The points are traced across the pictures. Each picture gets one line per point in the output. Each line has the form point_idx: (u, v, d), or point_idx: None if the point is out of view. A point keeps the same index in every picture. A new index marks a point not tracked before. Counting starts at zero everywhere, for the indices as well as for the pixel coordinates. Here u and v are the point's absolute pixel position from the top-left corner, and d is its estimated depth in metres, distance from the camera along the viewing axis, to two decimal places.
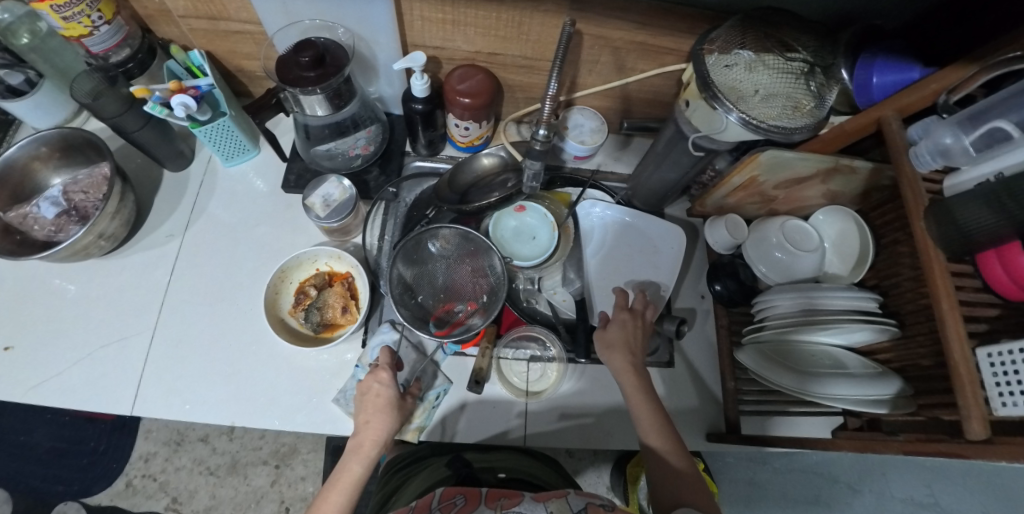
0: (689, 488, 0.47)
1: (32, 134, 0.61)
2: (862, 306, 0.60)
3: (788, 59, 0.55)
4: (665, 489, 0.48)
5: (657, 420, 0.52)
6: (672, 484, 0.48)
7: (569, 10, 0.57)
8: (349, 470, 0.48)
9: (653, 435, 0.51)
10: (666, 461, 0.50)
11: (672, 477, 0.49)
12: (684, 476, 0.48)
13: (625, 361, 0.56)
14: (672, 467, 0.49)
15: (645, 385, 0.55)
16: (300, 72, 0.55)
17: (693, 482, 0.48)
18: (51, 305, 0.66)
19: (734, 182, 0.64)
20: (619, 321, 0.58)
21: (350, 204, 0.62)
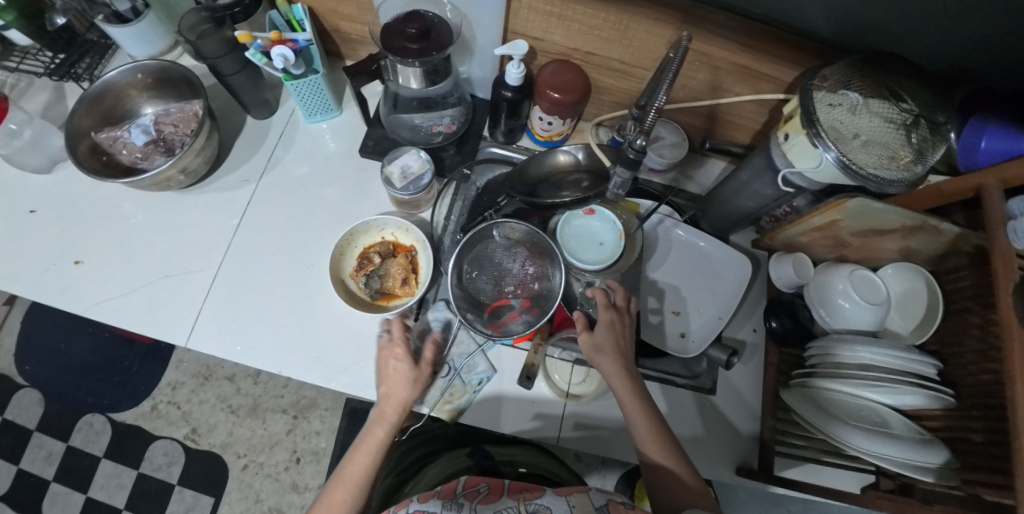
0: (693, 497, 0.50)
1: (134, 61, 0.63)
2: (921, 371, 0.58)
3: (892, 107, 0.53)
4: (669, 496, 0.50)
5: (653, 430, 0.53)
6: (672, 493, 0.50)
7: (679, 22, 0.56)
8: (372, 435, 0.52)
9: (654, 450, 0.52)
10: (673, 472, 0.51)
11: (676, 485, 0.51)
12: (689, 485, 0.50)
13: (615, 365, 0.55)
14: (680, 479, 0.51)
15: (637, 389, 0.55)
16: (406, 43, 0.55)
17: (695, 490, 0.50)
18: (124, 228, 0.69)
19: (813, 222, 0.62)
20: (603, 321, 0.57)
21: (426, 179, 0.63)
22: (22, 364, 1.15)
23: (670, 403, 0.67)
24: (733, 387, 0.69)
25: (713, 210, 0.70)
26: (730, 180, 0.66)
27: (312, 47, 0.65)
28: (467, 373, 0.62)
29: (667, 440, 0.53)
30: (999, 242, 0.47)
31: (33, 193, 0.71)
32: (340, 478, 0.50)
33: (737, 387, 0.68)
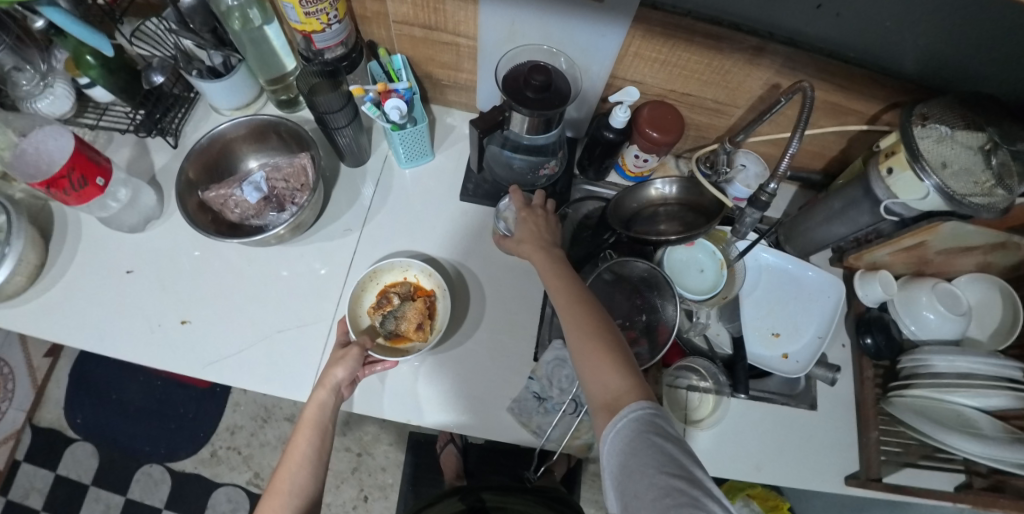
0: (613, 374, 0.46)
1: (249, 116, 0.66)
2: (1008, 374, 0.62)
3: (977, 135, 0.57)
4: (592, 374, 0.47)
5: (567, 291, 0.54)
6: (590, 365, 0.47)
7: (781, 68, 0.60)
8: (316, 399, 0.55)
9: (573, 324, 0.51)
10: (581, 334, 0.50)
11: (595, 354, 0.47)
12: (609, 356, 0.47)
13: (534, 247, 0.60)
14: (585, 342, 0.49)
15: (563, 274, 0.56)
16: (529, 93, 0.57)
17: (612, 357, 0.47)
18: (229, 283, 0.69)
19: (903, 244, 0.67)
20: (523, 217, 0.63)
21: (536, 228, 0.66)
22: (73, 417, 1.12)
23: (777, 422, 0.70)
24: (833, 401, 0.72)
25: (799, 234, 0.75)
26: (820, 206, 0.71)
27: (414, 95, 0.67)
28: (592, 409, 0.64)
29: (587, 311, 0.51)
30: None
31: (129, 252, 0.71)
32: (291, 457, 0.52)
33: (835, 400, 0.72)
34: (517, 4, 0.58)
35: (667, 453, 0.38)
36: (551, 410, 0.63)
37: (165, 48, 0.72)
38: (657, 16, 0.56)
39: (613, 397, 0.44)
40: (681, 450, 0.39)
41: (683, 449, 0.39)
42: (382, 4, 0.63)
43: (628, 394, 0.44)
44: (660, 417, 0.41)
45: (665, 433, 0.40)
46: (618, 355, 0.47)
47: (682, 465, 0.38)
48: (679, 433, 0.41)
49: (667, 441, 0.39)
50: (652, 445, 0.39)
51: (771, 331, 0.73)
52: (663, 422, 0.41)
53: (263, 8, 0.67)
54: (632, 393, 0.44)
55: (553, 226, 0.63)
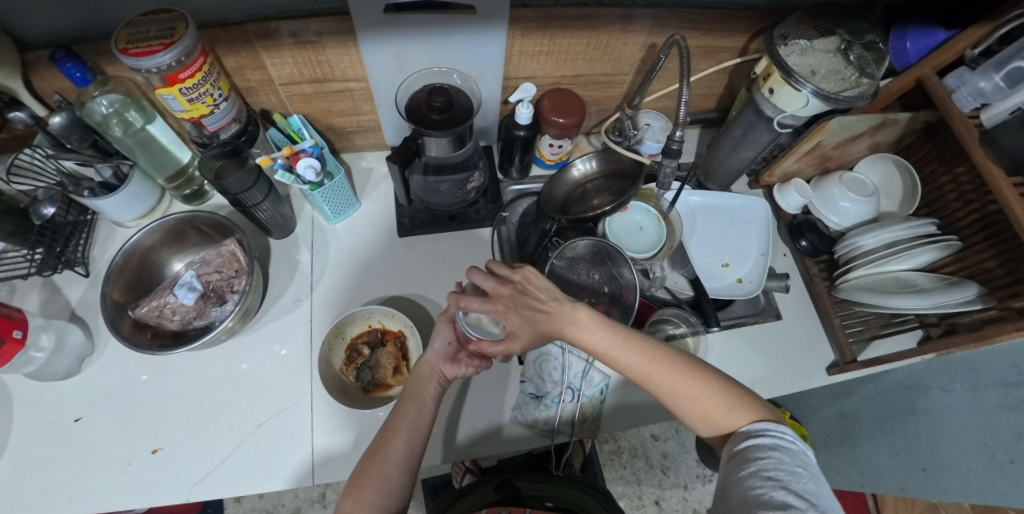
0: (727, 415, 0.45)
1: (161, 219, 0.64)
2: (925, 230, 0.71)
3: (830, 39, 0.66)
4: (702, 420, 0.46)
5: (626, 351, 0.49)
6: (697, 416, 0.46)
7: (650, 28, 0.65)
8: (389, 449, 0.52)
9: (658, 383, 0.48)
10: (676, 396, 0.47)
11: (700, 405, 0.46)
12: (715, 398, 0.46)
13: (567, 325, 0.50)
14: (683, 400, 0.47)
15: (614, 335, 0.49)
16: (435, 116, 0.58)
17: (713, 396, 0.46)
18: (191, 394, 0.65)
19: (804, 150, 0.74)
20: (512, 312, 0.52)
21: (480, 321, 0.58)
22: None
23: (755, 343, 0.74)
24: (794, 306, 0.78)
25: (715, 169, 0.81)
26: (724, 139, 0.77)
27: (324, 150, 0.67)
28: (589, 387, 0.66)
29: (664, 367, 0.48)
30: (959, 112, 0.64)
31: (74, 398, 0.66)
32: (397, 431, 0.53)
33: (795, 305, 0.78)
34: (398, 37, 0.60)
35: (794, 480, 0.38)
36: (552, 404, 0.64)
37: (49, 176, 0.68)
38: (529, 12, 0.60)
39: (734, 442, 0.43)
40: (812, 489, 0.38)
41: (819, 488, 0.38)
42: (265, 71, 0.63)
43: (751, 427, 0.43)
44: (798, 453, 0.40)
45: (795, 466, 0.39)
46: (715, 387, 0.47)
47: (814, 498, 0.37)
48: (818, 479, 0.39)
49: (800, 472, 0.39)
50: (783, 470, 0.39)
51: (721, 262, 0.77)
52: (798, 459, 0.40)
53: (141, 108, 0.66)
54: (752, 432, 0.43)
55: (546, 286, 0.51)
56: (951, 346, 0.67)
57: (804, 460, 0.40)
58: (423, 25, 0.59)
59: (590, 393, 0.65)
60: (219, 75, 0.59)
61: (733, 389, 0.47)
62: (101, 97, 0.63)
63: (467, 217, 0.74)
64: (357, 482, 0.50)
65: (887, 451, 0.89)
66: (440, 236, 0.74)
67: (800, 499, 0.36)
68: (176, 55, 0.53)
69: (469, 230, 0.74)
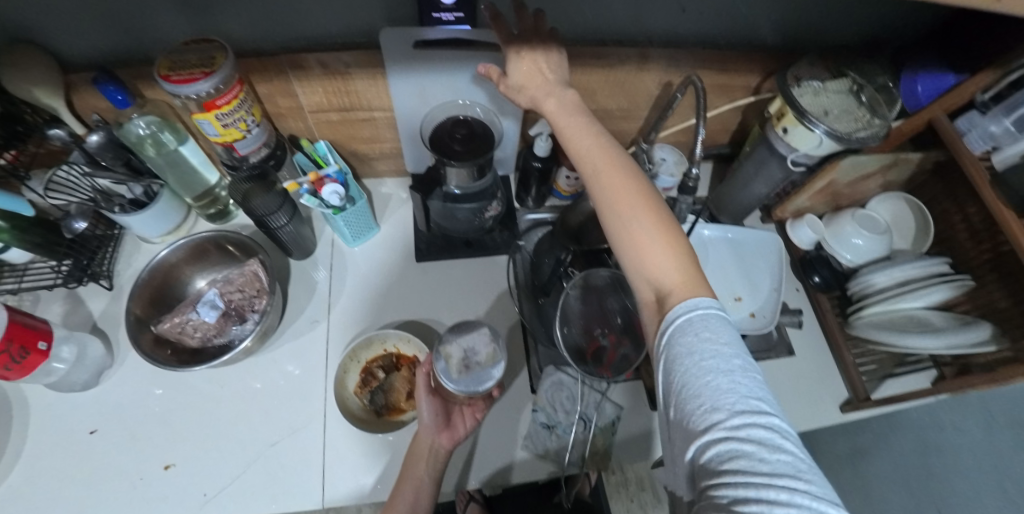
0: (678, 277, 0.42)
1: (187, 238, 0.66)
2: (939, 269, 0.71)
3: (842, 81, 0.69)
4: (648, 268, 0.43)
5: (598, 153, 0.48)
6: (638, 257, 0.43)
7: (666, 66, 0.68)
8: None
9: (603, 190, 0.46)
10: (620, 218, 0.45)
11: (642, 237, 0.43)
12: (676, 254, 0.43)
13: (561, 108, 0.51)
14: (624, 226, 0.44)
15: (603, 145, 0.49)
16: (457, 147, 0.60)
17: (663, 236, 0.43)
18: (206, 411, 0.66)
19: (816, 187, 0.75)
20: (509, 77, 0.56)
21: (488, 377, 0.53)
22: None
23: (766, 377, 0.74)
24: (806, 341, 0.78)
25: (728, 204, 0.82)
26: (737, 174, 0.78)
27: (347, 176, 0.69)
28: (600, 418, 0.66)
29: (638, 201, 0.45)
30: (968, 153, 0.65)
31: (89, 411, 0.66)
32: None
33: (807, 340, 0.78)
34: (424, 69, 0.62)
35: (700, 386, 0.35)
36: (564, 434, 0.64)
37: (82, 192, 0.68)
38: None
39: (669, 308, 0.40)
40: (739, 383, 0.34)
41: (738, 360, 0.36)
42: (295, 98, 0.66)
43: (696, 300, 0.40)
44: (700, 335, 0.37)
45: (695, 361, 0.36)
46: (678, 247, 0.43)
47: (739, 381, 0.34)
48: (732, 342, 0.37)
49: (708, 362, 0.35)
50: (695, 383, 0.35)
51: (732, 296, 0.77)
52: (701, 339, 0.37)
53: (175, 129, 0.68)
54: (668, 320, 0.40)
55: (558, 75, 0.54)
56: (967, 385, 0.66)
57: (704, 325, 0.38)
58: (449, 59, 0.62)
59: (599, 424, 0.65)
60: (252, 102, 0.62)
61: (696, 265, 0.43)
62: (138, 119, 0.66)
63: (483, 244, 0.76)
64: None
65: None
66: (456, 262, 0.75)
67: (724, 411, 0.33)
68: (214, 83, 0.56)
69: (484, 257, 0.76)
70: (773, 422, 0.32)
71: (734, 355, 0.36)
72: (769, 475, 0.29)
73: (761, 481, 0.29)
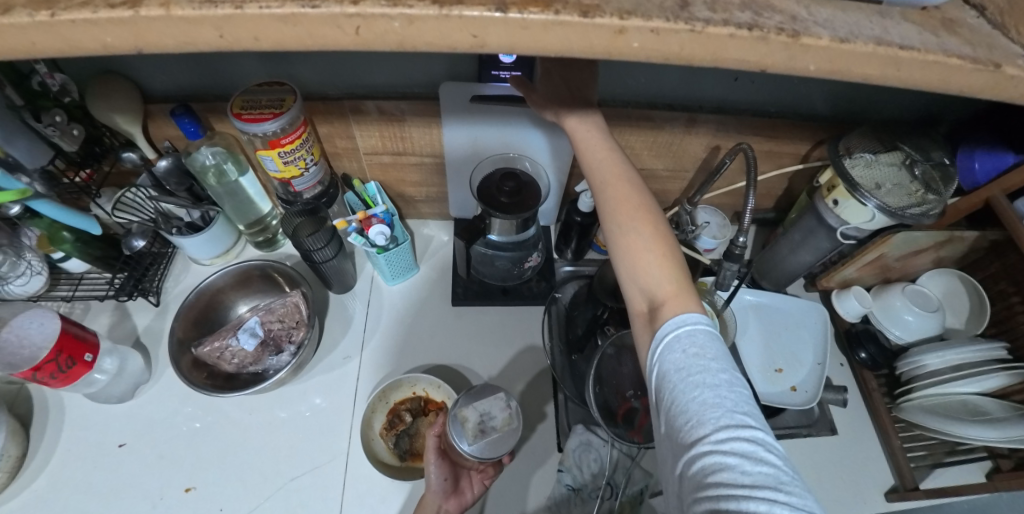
0: (669, 289, 0.43)
1: (235, 264, 0.68)
2: (995, 355, 0.67)
3: (895, 153, 0.67)
4: (640, 277, 0.45)
5: (609, 167, 0.50)
6: (634, 268, 0.45)
7: (715, 132, 0.68)
8: None
9: (608, 202, 0.48)
10: (621, 230, 0.47)
11: (640, 248, 0.45)
12: (667, 266, 0.44)
13: (580, 122, 0.52)
14: (624, 239, 0.47)
15: (614, 159, 0.50)
16: (503, 198, 0.61)
17: (661, 252, 0.45)
18: (233, 438, 0.66)
19: (865, 259, 0.73)
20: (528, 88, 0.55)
21: (505, 443, 0.51)
22: None
23: (805, 456, 0.70)
24: (850, 419, 0.74)
25: (771, 270, 0.80)
26: (781, 241, 0.77)
27: (393, 217, 0.71)
28: (629, 486, 0.63)
29: (641, 217, 0.47)
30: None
31: (121, 425, 0.68)
32: None
33: (851, 418, 0.74)
34: (478, 121, 0.65)
35: (687, 400, 0.35)
36: (589, 499, 0.62)
37: (145, 212, 0.72)
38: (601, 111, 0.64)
39: (661, 319, 0.41)
40: (724, 398, 0.34)
41: (724, 375, 0.36)
42: (352, 140, 0.69)
43: (685, 316, 0.40)
44: (689, 350, 0.38)
45: (682, 375, 0.36)
46: (671, 262, 0.45)
47: (725, 396, 0.34)
48: (719, 358, 0.37)
49: (694, 377, 0.36)
50: (681, 398, 0.36)
51: (773, 367, 0.74)
52: (689, 354, 0.38)
53: (237, 161, 0.72)
54: (658, 334, 0.41)
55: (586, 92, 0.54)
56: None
57: (691, 340, 0.38)
58: (503, 113, 0.64)
59: (627, 493, 0.62)
60: (313, 142, 0.65)
61: (689, 280, 0.44)
62: (206, 149, 0.70)
63: (518, 293, 0.76)
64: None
65: None
66: (490, 309, 0.75)
67: (707, 424, 0.33)
68: (281, 123, 0.59)
69: (518, 306, 0.76)
70: (757, 435, 0.32)
71: (720, 369, 0.36)
72: (751, 487, 0.29)
73: (741, 493, 0.29)
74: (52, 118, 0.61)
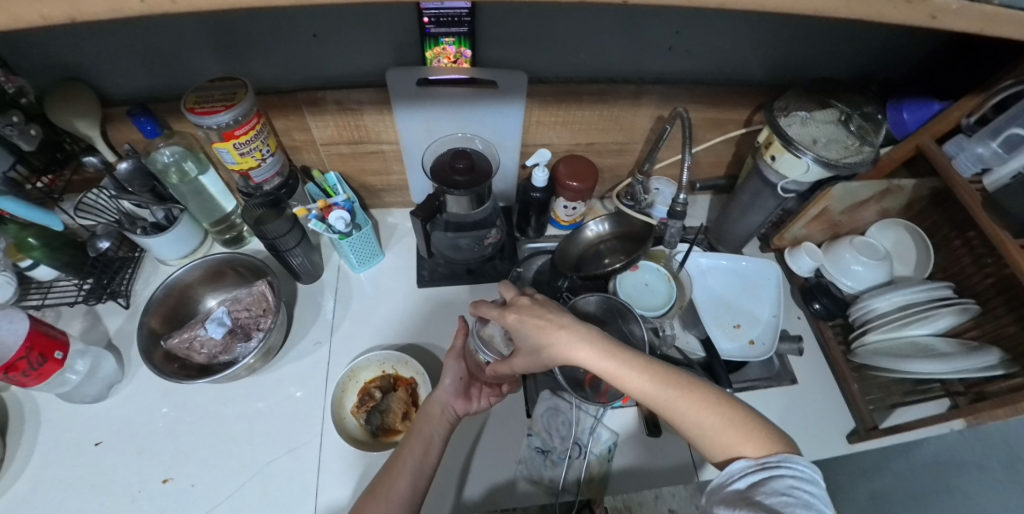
0: (738, 434, 0.47)
1: (200, 260, 0.69)
2: (939, 295, 0.71)
3: (830, 111, 0.71)
4: (710, 434, 0.48)
5: (642, 376, 0.50)
6: (703, 430, 0.48)
7: (658, 101, 0.71)
8: None
9: (644, 383, 0.50)
10: (676, 403, 0.49)
11: (698, 415, 0.48)
12: (713, 406, 0.49)
13: (593, 351, 0.50)
14: (687, 409, 0.49)
15: (642, 365, 0.50)
16: (458, 177, 0.64)
17: (712, 406, 0.49)
18: (209, 429, 0.67)
19: (810, 215, 0.76)
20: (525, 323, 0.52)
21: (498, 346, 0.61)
22: None
23: (768, 406, 0.73)
24: (810, 370, 0.77)
25: (725, 233, 0.84)
26: (732, 205, 0.81)
27: (354, 205, 0.73)
28: (595, 446, 0.66)
29: (665, 378, 0.50)
30: (958, 176, 0.66)
31: (98, 424, 0.68)
32: (397, 471, 0.54)
33: (811, 369, 0.77)
34: (428, 106, 0.68)
35: (778, 498, 0.41)
36: (559, 461, 0.64)
37: (109, 214, 0.75)
38: (546, 88, 0.67)
39: (750, 466, 0.45)
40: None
41: (813, 490, 0.42)
42: (309, 132, 0.71)
43: (778, 467, 0.43)
44: (787, 464, 0.43)
45: (778, 478, 0.42)
46: (728, 412, 0.48)
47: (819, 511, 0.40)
48: (810, 475, 0.43)
49: (789, 488, 0.42)
50: (778, 499, 0.41)
51: (733, 323, 0.76)
52: (784, 466, 0.43)
53: (198, 158, 0.74)
54: (753, 463, 0.44)
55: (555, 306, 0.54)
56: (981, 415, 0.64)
57: (798, 477, 0.43)
58: (450, 95, 0.67)
59: (596, 451, 0.65)
60: (268, 134, 0.67)
61: (745, 416, 0.48)
62: (165, 148, 0.71)
63: (483, 271, 0.78)
64: (386, 479, 0.54)
65: None
66: (457, 289, 0.77)
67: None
68: (234, 115, 0.61)
69: (484, 285, 0.78)
70: None
71: (816, 502, 0.41)
72: None
73: None
74: (9, 119, 0.61)
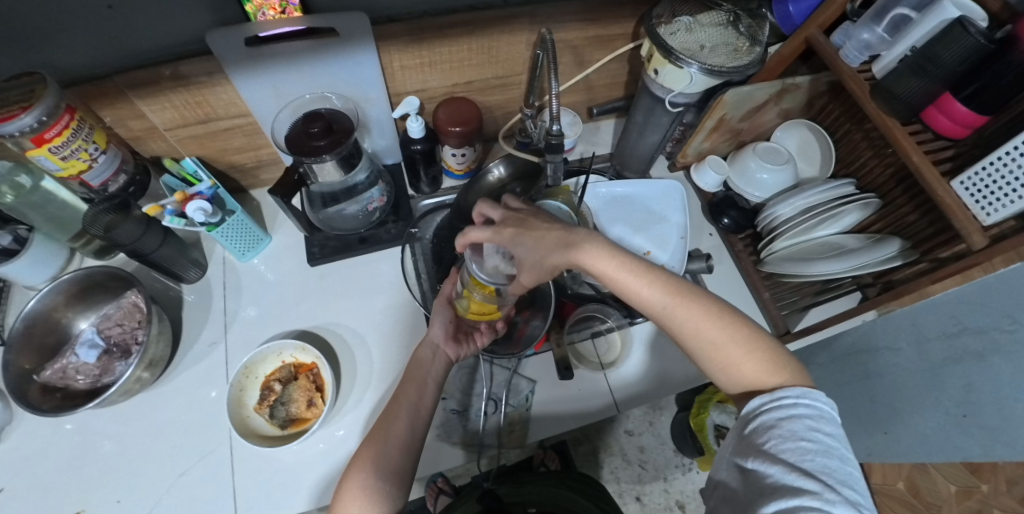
0: (740, 351, 0.45)
1: (53, 283, 0.61)
2: (841, 192, 0.70)
3: (714, 13, 0.65)
4: (711, 348, 0.45)
5: (642, 282, 0.46)
6: (708, 343, 0.45)
7: (530, 25, 0.65)
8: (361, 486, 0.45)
9: (646, 291, 0.46)
10: (676, 314, 0.45)
11: (702, 325, 0.45)
12: (714, 316, 0.45)
13: (599, 256, 0.46)
14: (687, 320, 0.45)
15: (643, 271, 0.46)
16: (314, 143, 0.57)
17: (714, 316, 0.45)
18: (114, 454, 0.63)
19: (708, 126, 0.73)
20: (523, 238, 0.47)
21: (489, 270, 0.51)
22: None
23: None
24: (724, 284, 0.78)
25: (628, 158, 0.81)
26: (629, 128, 0.77)
27: (220, 191, 0.66)
28: (512, 396, 0.66)
29: (667, 286, 0.46)
30: (847, 67, 0.61)
31: None
32: (395, 415, 0.52)
33: (725, 284, 0.78)
34: (268, 67, 0.60)
35: (796, 445, 0.37)
36: (475, 418, 0.64)
37: None
38: (398, 27, 0.60)
39: (762, 404, 0.41)
40: (826, 463, 0.36)
41: (834, 430, 0.39)
42: (146, 118, 0.63)
43: (792, 406, 0.40)
44: (806, 403, 0.40)
45: (793, 422, 0.39)
46: (732, 322, 0.46)
47: (840, 455, 0.37)
48: (829, 413, 0.40)
49: (810, 432, 0.38)
50: (796, 445, 0.37)
51: (643, 251, 0.75)
52: (804, 405, 0.40)
53: (31, 169, 0.66)
54: (766, 403, 0.41)
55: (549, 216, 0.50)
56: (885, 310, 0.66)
57: (814, 415, 0.39)
58: (288, 52, 0.59)
59: (511, 402, 0.65)
60: (92, 129, 0.58)
61: (749, 328, 0.46)
62: None
63: (375, 239, 0.75)
64: (386, 420, 0.51)
65: (849, 418, 0.86)
66: (351, 260, 0.74)
67: (824, 481, 0.35)
68: (38, 116, 0.52)
69: (380, 251, 0.75)
70: (848, 496, 0.35)
71: (836, 444, 0.38)
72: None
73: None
74: None
